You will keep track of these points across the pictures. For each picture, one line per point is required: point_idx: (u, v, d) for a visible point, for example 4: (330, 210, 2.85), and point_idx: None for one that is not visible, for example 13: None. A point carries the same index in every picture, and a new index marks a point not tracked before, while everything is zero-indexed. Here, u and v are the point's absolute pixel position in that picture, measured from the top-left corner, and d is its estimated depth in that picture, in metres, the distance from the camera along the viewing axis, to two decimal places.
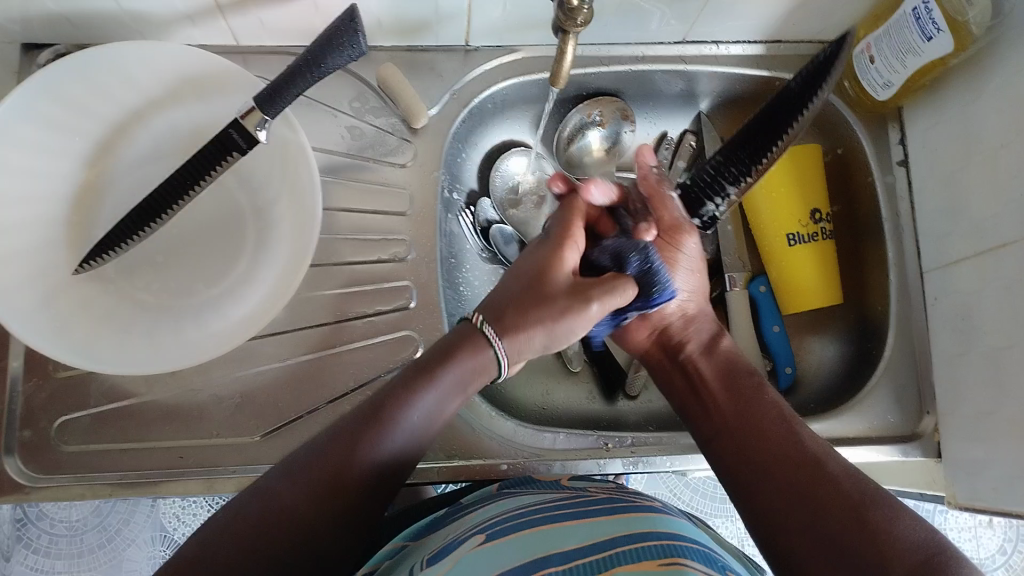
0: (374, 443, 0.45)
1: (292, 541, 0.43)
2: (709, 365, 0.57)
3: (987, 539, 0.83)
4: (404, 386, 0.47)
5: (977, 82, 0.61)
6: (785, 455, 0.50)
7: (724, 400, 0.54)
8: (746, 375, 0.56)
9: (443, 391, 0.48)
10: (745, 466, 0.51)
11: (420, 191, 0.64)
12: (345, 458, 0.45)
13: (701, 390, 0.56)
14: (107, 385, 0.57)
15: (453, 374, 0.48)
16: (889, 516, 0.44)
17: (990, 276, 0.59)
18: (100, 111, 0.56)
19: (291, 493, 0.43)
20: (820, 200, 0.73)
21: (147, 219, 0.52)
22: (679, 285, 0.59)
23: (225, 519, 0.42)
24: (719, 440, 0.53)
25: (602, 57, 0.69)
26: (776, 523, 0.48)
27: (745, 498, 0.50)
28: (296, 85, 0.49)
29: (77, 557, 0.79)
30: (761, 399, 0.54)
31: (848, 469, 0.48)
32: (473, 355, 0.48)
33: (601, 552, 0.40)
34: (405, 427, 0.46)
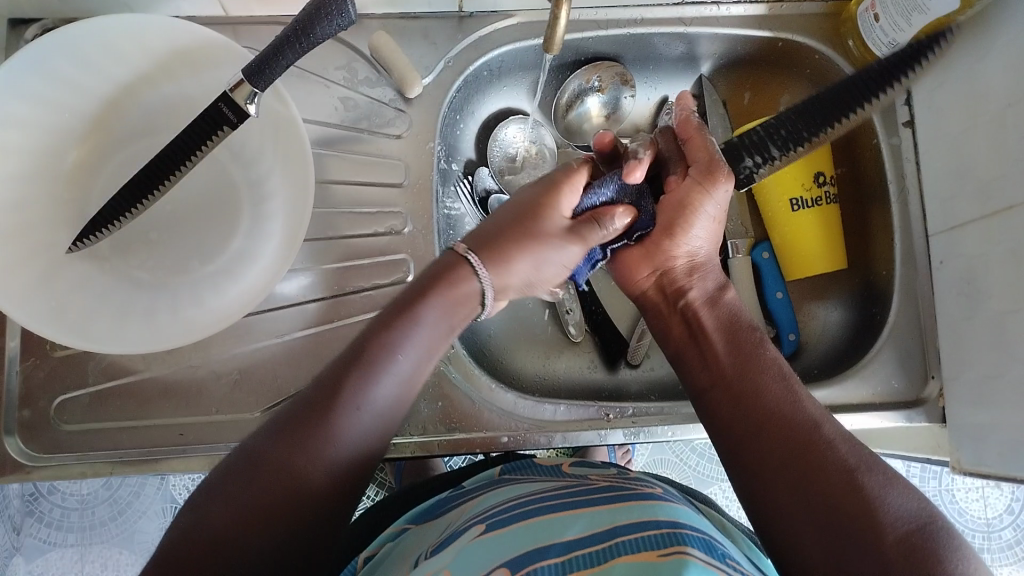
0: (361, 388, 0.44)
1: (288, 502, 0.42)
2: (709, 315, 0.54)
3: (994, 500, 0.84)
4: (388, 329, 0.46)
5: (985, 40, 0.59)
6: (783, 413, 0.47)
7: (720, 351, 0.52)
8: (745, 327, 0.53)
9: (427, 331, 0.47)
10: (739, 422, 0.49)
11: (416, 162, 0.63)
12: (329, 413, 0.44)
13: (697, 340, 0.54)
14: (105, 363, 0.57)
15: (439, 307, 0.48)
16: (883, 486, 0.43)
17: (997, 238, 0.58)
18: (88, 87, 0.55)
19: (275, 450, 0.43)
20: (824, 162, 0.71)
21: (142, 194, 0.51)
22: (697, 234, 0.54)
23: (212, 487, 0.43)
24: (714, 391, 0.51)
25: (599, 20, 0.67)
26: (766, 483, 0.46)
27: (738, 454, 0.48)
28: (284, 57, 0.48)
29: (89, 530, 0.81)
30: (760, 355, 0.51)
31: (846, 437, 0.46)
32: (458, 286, 0.48)
33: (604, 542, 0.40)
34: (390, 371, 0.46)
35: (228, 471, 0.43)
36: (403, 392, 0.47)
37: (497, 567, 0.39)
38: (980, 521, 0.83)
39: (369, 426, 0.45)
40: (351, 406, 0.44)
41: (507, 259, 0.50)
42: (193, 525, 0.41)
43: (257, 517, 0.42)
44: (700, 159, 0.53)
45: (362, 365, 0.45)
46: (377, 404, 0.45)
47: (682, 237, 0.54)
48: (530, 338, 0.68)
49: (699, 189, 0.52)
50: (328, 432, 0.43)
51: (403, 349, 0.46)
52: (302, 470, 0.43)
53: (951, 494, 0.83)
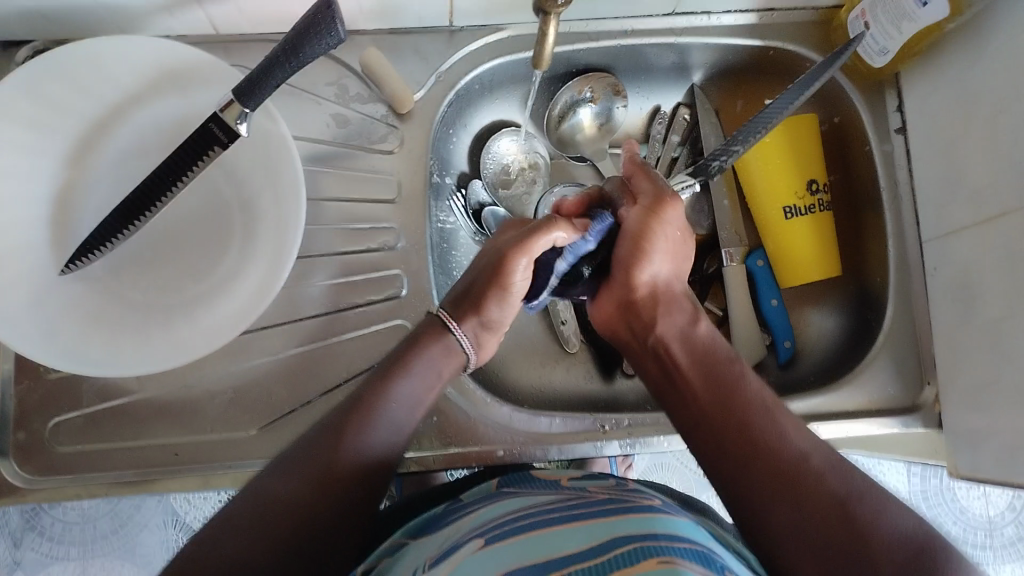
0: (363, 432, 0.48)
1: (298, 530, 0.44)
2: (682, 350, 0.55)
3: (995, 497, 0.83)
4: (380, 377, 0.51)
5: (975, 47, 0.59)
6: (767, 448, 0.47)
7: (699, 390, 0.52)
8: (723, 359, 0.54)
9: (418, 377, 0.51)
10: (725, 459, 0.49)
11: (408, 177, 0.63)
12: (335, 452, 0.47)
13: (676, 379, 0.54)
14: (100, 384, 0.57)
15: (427, 360, 0.52)
16: (877, 513, 0.44)
17: (990, 245, 0.58)
18: (79, 108, 0.55)
19: (286, 486, 0.45)
20: (817, 170, 0.71)
21: (132, 217, 0.51)
22: (654, 263, 0.56)
23: (222, 517, 0.44)
24: (698, 428, 0.51)
25: (590, 32, 0.67)
26: (764, 521, 0.46)
27: (731, 495, 0.48)
28: (274, 76, 0.48)
29: (90, 544, 0.81)
30: (740, 388, 0.51)
31: (834, 462, 0.47)
32: (441, 342, 0.53)
33: (599, 555, 0.40)
34: (386, 415, 0.49)
35: (231, 507, 0.44)
36: (398, 440, 0.50)
37: (499, 575, 0.40)
38: (982, 518, 0.83)
39: (370, 469, 0.48)
40: (354, 448, 0.47)
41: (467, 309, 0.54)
42: (201, 553, 0.41)
43: (269, 544, 0.43)
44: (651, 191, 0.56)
45: (366, 409, 0.49)
46: (377, 449, 0.49)
47: (638, 267, 0.55)
48: (525, 349, 0.68)
49: (653, 214, 0.55)
50: (333, 469, 0.46)
51: (402, 398, 0.50)
52: (308, 501, 0.45)
53: (952, 492, 0.83)
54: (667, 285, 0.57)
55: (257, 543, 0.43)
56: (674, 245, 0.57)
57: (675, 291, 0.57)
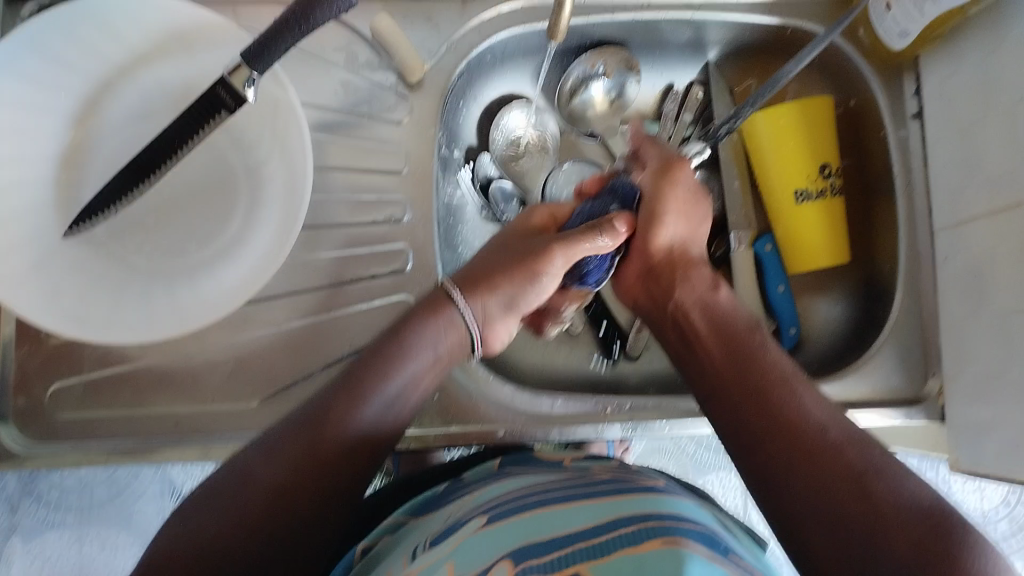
0: (355, 409, 0.48)
1: (277, 515, 0.44)
2: (701, 318, 0.56)
3: (991, 492, 0.82)
4: (376, 354, 0.50)
5: (999, 34, 0.58)
6: (783, 418, 0.48)
7: (717, 357, 0.53)
8: (743, 329, 0.55)
9: (416, 352, 0.51)
10: (742, 428, 0.50)
11: (417, 149, 0.61)
12: (322, 432, 0.46)
13: (695, 347, 0.55)
14: (100, 350, 0.57)
15: (425, 335, 0.52)
16: (890, 486, 0.43)
17: (1003, 239, 0.57)
18: (82, 68, 0.53)
19: (268, 467, 0.45)
20: (830, 155, 0.70)
21: (141, 175, 0.51)
22: (669, 225, 0.58)
23: (203, 502, 0.44)
24: (716, 396, 0.52)
25: (606, 5, 0.65)
26: (775, 482, 0.46)
27: (746, 460, 0.49)
28: (283, 40, 0.47)
29: (87, 510, 0.79)
30: (757, 357, 0.52)
31: (851, 436, 0.46)
32: (443, 317, 0.53)
33: (606, 532, 0.40)
34: (381, 392, 0.49)
35: (214, 486, 0.45)
36: (392, 416, 0.50)
37: (502, 555, 0.39)
38: (977, 513, 0.82)
39: (360, 447, 0.48)
40: (343, 427, 0.47)
41: (488, 286, 0.54)
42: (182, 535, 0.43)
43: (248, 525, 0.43)
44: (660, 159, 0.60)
45: (355, 388, 0.48)
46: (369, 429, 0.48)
47: (655, 231, 0.58)
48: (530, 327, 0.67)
49: (669, 177, 0.58)
50: (319, 450, 0.46)
51: (397, 375, 0.50)
52: (290, 483, 0.45)
53: (949, 484, 0.82)
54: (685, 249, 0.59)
55: (233, 529, 0.43)
56: (692, 205, 0.59)
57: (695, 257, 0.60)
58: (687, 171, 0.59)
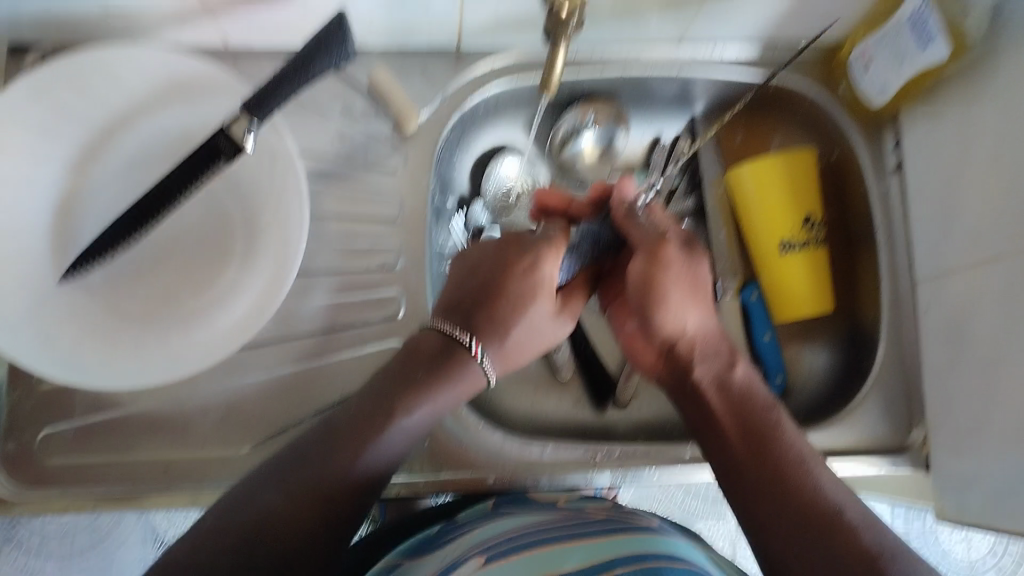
0: (374, 437, 0.48)
1: (288, 540, 0.44)
2: (718, 397, 0.53)
3: (976, 541, 0.82)
4: (387, 396, 0.50)
5: (973, 92, 0.60)
6: (803, 503, 0.47)
7: (732, 436, 0.51)
8: (762, 408, 0.52)
9: (431, 406, 0.50)
10: (757, 507, 0.48)
11: (410, 197, 0.63)
12: (337, 468, 0.46)
13: (711, 427, 0.52)
14: (92, 396, 0.57)
15: (444, 386, 0.51)
16: (906, 574, 0.43)
17: (983, 288, 0.59)
18: (86, 114, 0.55)
19: (278, 499, 0.45)
20: (813, 207, 0.72)
21: (138, 224, 0.52)
22: (676, 306, 0.55)
23: (207, 532, 0.44)
24: (734, 476, 0.50)
25: (596, 60, 0.68)
26: (793, 567, 0.46)
27: (760, 538, 0.48)
28: (285, 90, 0.49)
29: (70, 558, 0.77)
30: (775, 437, 0.50)
31: (867, 519, 0.46)
32: (457, 365, 0.52)
33: (600, 574, 0.41)
34: (393, 433, 0.49)
35: (216, 518, 0.44)
36: (390, 461, 0.49)
37: None
38: (963, 563, 0.82)
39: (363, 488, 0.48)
40: (355, 455, 0.47)
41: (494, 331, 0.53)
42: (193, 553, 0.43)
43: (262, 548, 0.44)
44: (643, 240, 0.57)
45: (368, 432, 0.48)
46: (387, 455, 0.49)
47: (664, 315, 0.55)
48: (520, 375, 0.68)
49: (655, 266, 0.55)
50: (326, 484, 0.46)
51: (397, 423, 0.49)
52: (301, 508, 0.45)
53: (938, 536, 0.80)
54: (704, 329, 0.56)
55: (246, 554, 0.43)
56: (690, 281, 0.56)
57: (710, 330, 0.56)
58: (675, 245, 0.56)
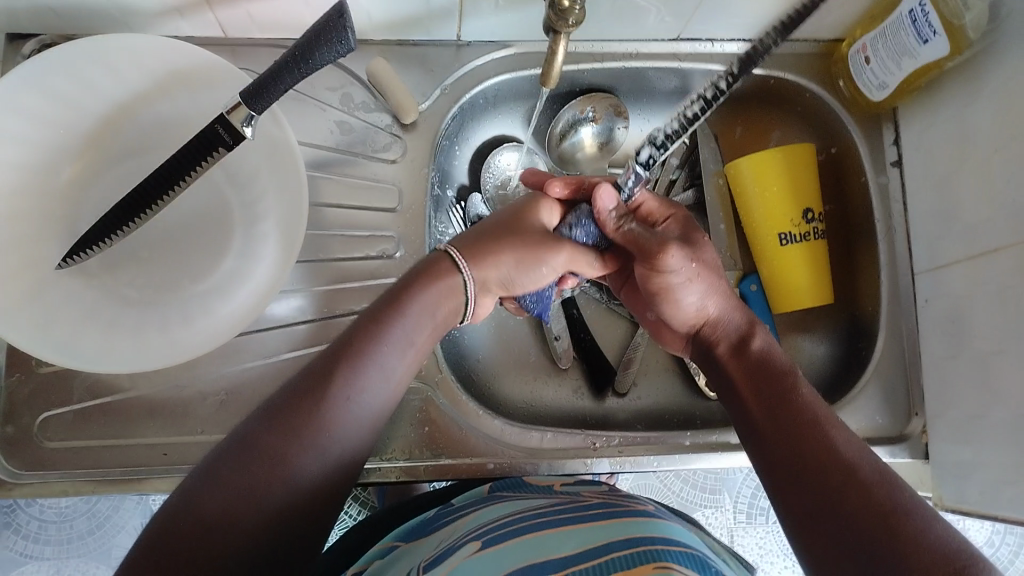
0: (337, 383, 0.46)
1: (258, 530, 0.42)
2: (737, 367, 0.54)
3: (976, 532, 0.82)
4: (371, 319, 0.49)
5: (974, 85, 0.60)
6: (815, 457, 0.46)
7: (752, 403, 0.51)
8: (778, 373, 0.52)
9: (413, 319, 0.50)
10: (773, 467, 0.48)
11: (410, 187, 0.63)
12: (317, 407, 0.45)
13: (733, 397, 0.53)
14: (91, 381, 0.57)
15: (426, 298, 0.51)
16: (919, 528, 0.41)
17: (982, 281, 0.58)
18: (86, 104, 0.55)
19: (269, 443, 0.43)
20: (813, 199, 0.72)
21: (137, 210, 0.51)
22: (690, 296, 0.55)
23: (200, 491, 0.41)
24: (754, 441, 0.50)
25: (595, 53, 0.68)
26: (806, 523, 0.44)
27: (780, 503, 0.47)
28: (283, 81, 0.49)
29: (66, 543, 0.76)
30: (790, 401, 0.50)
31: (884, 475, 0.44)
32: (444, 280, 0.52)
33: (598, 557, 0.40)
34: (376, 362, 0.48)
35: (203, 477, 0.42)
36: (381, 392, 0.48)
37: None
38: None
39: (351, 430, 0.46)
40: (339, 390, 0.45)
41: (487, 255, 0.54)
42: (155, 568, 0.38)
43: (229, 547, 0.40)
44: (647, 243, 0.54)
45: (344, 357, 0.47)
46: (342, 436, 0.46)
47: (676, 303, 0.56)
48: (519, 364, 0.68)
49: (654, 271, 0.54)
50: (313, 423, 0.44)
51: (378, 355, 0.48)
52: (267, 500, 0.42)
53: None
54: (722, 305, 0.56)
55: (212, 556, 0.40)
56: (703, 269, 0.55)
57: (728, 306, 0.56)
58: (678, 250, 0.53)
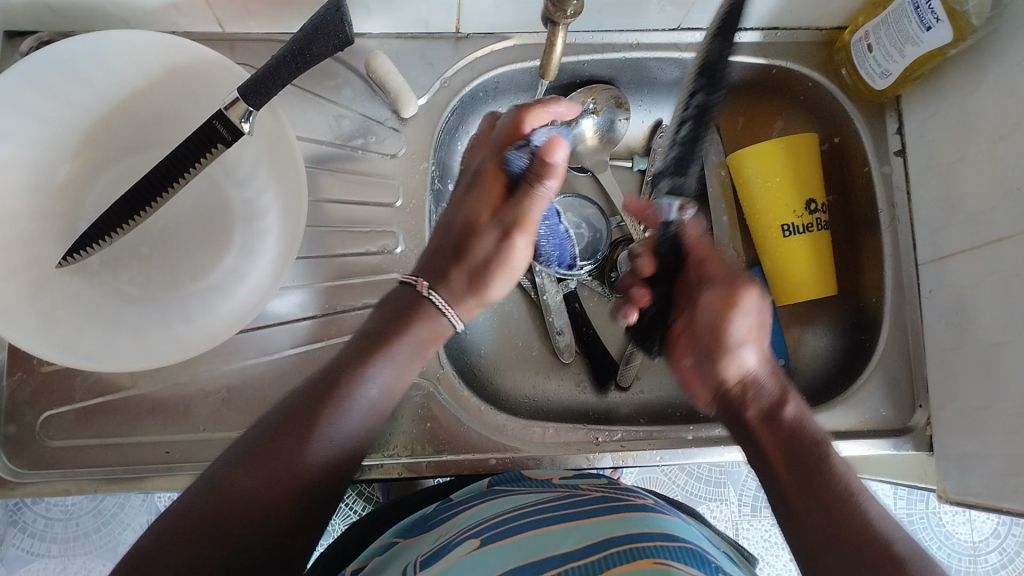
0: (326, 419, 0.47)
1: (260, 522, 0.44)
2: (772, 432, 0.50)
3: (980, 523, 0.82)
4: (358, 358, 0.50)
5: (978, 73, 0.60)
6: (865, 549, 0.44)
7: (789, 479, 0.48)
8: (816, 447, 0.49)
9: (397, 362, 0.51)
10: (817, 552, 0.46)
11: (410, 181, 0.63)
12: (300, 442, 0.46)
13: (765, 464, 0.50)
14: (92, 379, 0.57)
15: (406, 336, 0.52)
16: None
17: (985, 271, 0.58)
18: (83, 101, 0.55)
19: (245, 480, 0.44)
20: (816, 190, 0.71)
21: (132, 212, 0.51)
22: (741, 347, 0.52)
23: (166, 529, 0.42)
24: (793, 519, 0.48)
25: (595, 44, 0.68)
26: None
27: None
28: (279, 76, 0.49)
29: (72, 541, 0.76)
30: (832, 480, 0.47)
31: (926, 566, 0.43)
32: (423, 319, 0.53)
33: (597, 552, 0.40)
34: (361, 400, 0.49)
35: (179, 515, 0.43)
36: (367, 428, 0.50)
37: None
38: (966, 544, 0.81)
39: (336, 458, 0.48)
40: (317, 432, 0.47)
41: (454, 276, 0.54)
42: None
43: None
44: (720, 277, 0.54)
45: (334, 395, 0.48)
46: (344, 433, 0.48)
47: (725, 354, 0.52)
48: (522, 358, 0.68)
49: (725, 304, 0.52)
50: (296, 460, 0.46)
51: (360, 392, 0.49)
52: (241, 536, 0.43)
53: (937, 516, 0.81)
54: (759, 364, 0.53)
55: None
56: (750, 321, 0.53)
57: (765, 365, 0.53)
58: (749, 290, 0.53)
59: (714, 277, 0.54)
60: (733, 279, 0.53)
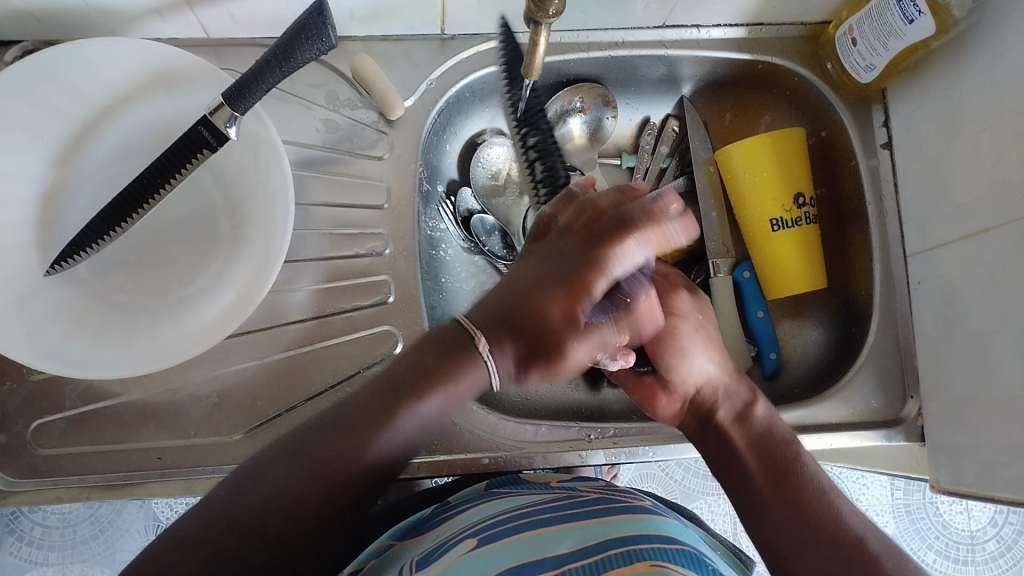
0: (380, 432, 0.44)
1: (300, 521, 0.42)
2: (742, 434, 0.56)
3: (978, 512, 0.82)
4: (411, 384, 0.46)
5: (962, 65, 0.60)
6: (825, 528, 0.50)
7: (757, 472, 0.54)
8: (781, 443, 0.55)
9: (449, 397, 0.47)
10: (781, 534, 0.51)
11: (398, 183, 0.63)
12: (352, 450, 0.44)
13: (738, 464, 0.55)
14: (83, 387, 0.57)
15: (463, 375, 0.47)
16: None
17: (973, 261, 0.58)
18: (69, 109, 0.55)
19: (291, 481, 0.42)
20: (804, 184, 0.71)
21: (119, 218, 0.51)
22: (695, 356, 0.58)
23: (198, 517, 0.41)
24: (760, 508, 0.53)
25: (581, 43, 0.68)
26: None
27: (780, 562, 0.50)
28: (266, 80, 0.49)
29: (70, 549, 0.76)
30: (794, 470, 0.53)
31: (889, 549, 0.49)
32: (471, 363, 0.46)
33: (594, 555, 0.40)
34: (412, 418, 0.46)
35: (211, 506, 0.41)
36: (409, 449, 0.47)
37: None
38: (963, 533, 0.81)
39: (383, 470, 0.45)
40: (367, 443, 0.44)
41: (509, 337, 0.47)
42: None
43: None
44: (659, 286, 0.61)
45: (390, 414, 0.45)
46: (393, 450, 0.45)
47: (684, 363, 0.58)
48: None
49: (670, 313, 0.59)
50: (343, 464, 0.43)
51: (413, 412, 0.46)
52: (275, 531, 0.41)
53: (935, 507, 0.81)
54: (722, 374, 0.59)
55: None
56: (703, 331, 0.60)
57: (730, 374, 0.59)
58: (683, 295, 0.61)
59: (656, 288, 0.61)
60: (671, 283, 0.62)
